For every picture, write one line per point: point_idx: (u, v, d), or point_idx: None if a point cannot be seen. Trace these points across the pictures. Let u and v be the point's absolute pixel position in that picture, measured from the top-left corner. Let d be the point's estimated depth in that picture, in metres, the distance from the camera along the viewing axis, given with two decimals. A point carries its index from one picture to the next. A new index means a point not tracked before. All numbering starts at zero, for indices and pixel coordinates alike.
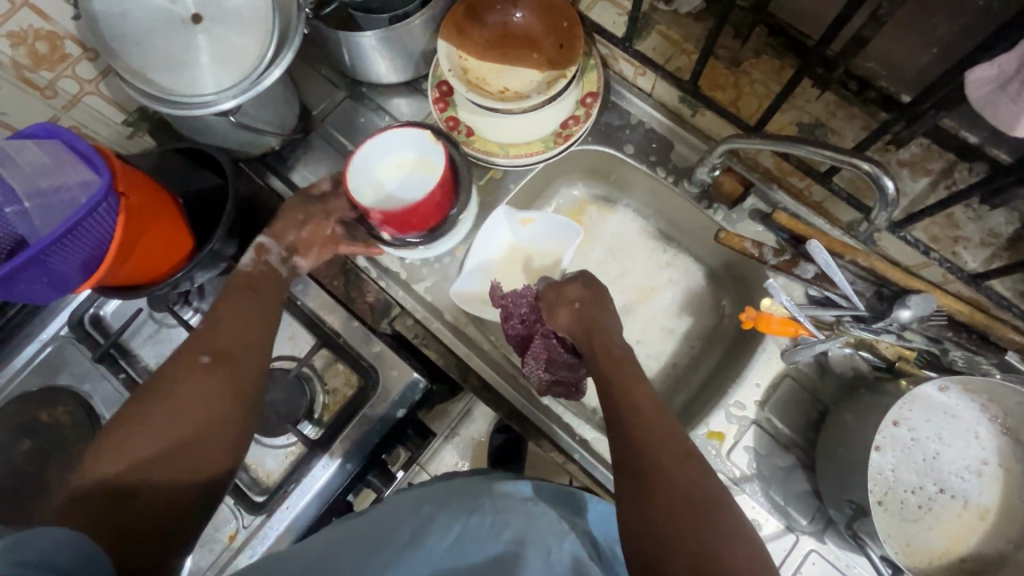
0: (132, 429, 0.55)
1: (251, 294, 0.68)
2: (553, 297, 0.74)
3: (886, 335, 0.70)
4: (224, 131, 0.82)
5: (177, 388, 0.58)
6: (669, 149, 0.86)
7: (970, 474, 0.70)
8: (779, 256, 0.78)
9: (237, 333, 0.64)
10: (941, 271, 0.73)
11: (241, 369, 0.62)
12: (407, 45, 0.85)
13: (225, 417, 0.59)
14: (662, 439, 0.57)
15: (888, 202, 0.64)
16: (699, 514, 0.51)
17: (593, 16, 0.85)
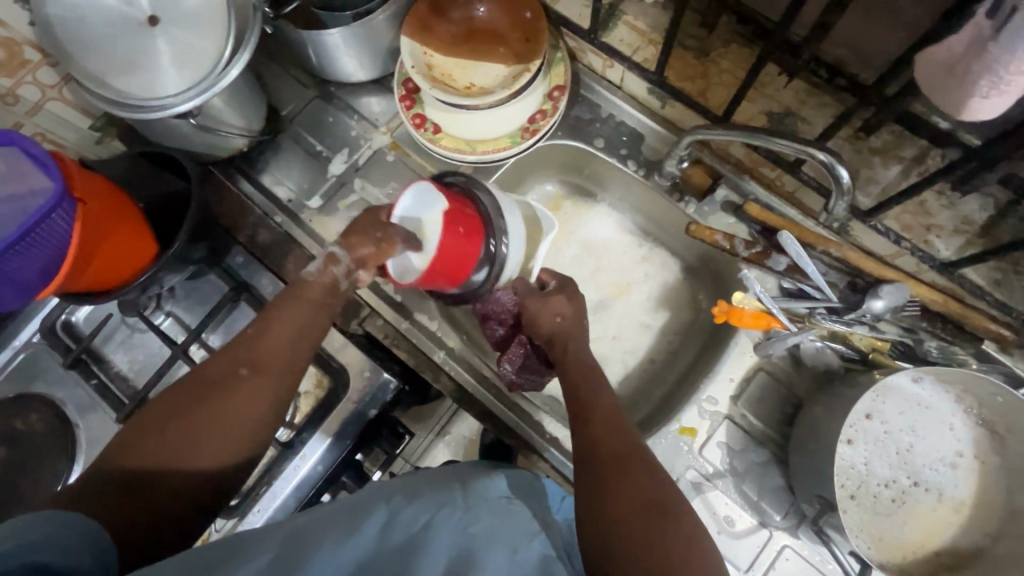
0: (157, 429, 0.55)
1: (298, 302, 0.65)
2: (535, 308, 0.69)
3: (858, 327, 0.70)
4: (187, 134, 0.81)
5: (205, 398, 0.57)
6: (639, 142, 0.85)
7: (945, 467, 0.68)
8: (750, 248, 0.76)
9: (274, 345, 0.62)
10: (914, 260, 0.72)
11: (272, 389, 0.60)
12: (372, 43, 0.84)
13: (243, 430, 0.58)
14: (628, 447, 0.58)
15: (843, 191, 0.63)
16: (662, 522, 0.51)
17: (559, 8, 0.84)
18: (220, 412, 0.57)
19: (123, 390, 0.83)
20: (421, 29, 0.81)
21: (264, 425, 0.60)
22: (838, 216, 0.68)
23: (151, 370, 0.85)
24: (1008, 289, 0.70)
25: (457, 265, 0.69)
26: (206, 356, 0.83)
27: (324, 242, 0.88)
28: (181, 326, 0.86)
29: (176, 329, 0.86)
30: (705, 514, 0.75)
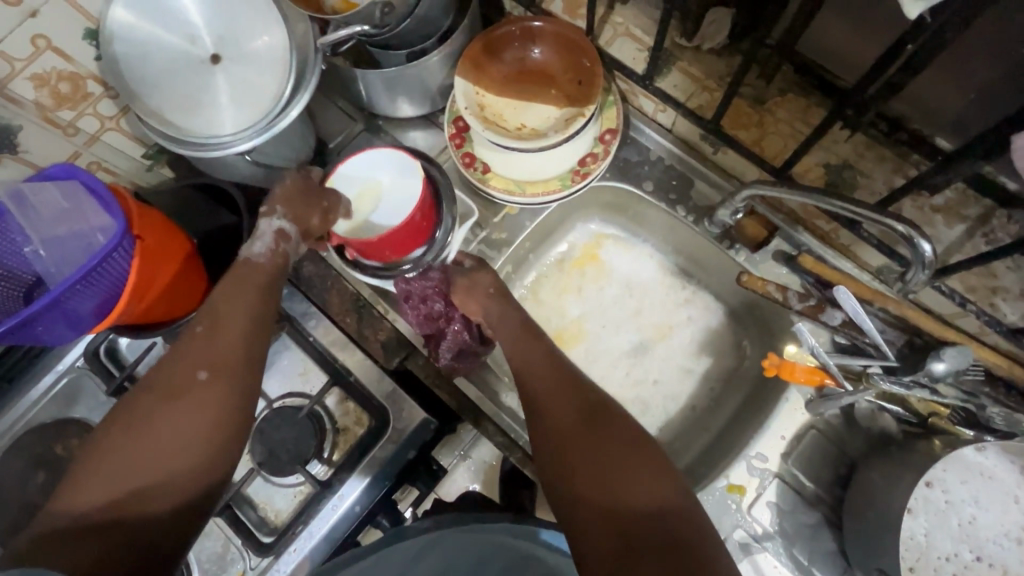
0: (113, 451, 0.55)
1: (241, 291, 0.66)
2: (470, 283, 0.78)
3: (918, 390, 0.65)
4: (243, 170, 0.79)
5: (159, 409, 0.57)
6: (689, 186, 0.83)
7: (1006, 543, 0.64)
8: (804, 301, 0.72)
9: (223, 339, 0.62)
10: (977, 322, 0.68)
11: (232, 377, 0.61)
12: (423, 82, 0.84)
13: (204, 424, 0.58)
14: (557, 381, 0.68)
15: (926, 264, 0.62)
16: (585, 435, 0.61)
17: (612, 52, 0.83)
18: (178, 413, 0.57)
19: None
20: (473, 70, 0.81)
21: (230, 417, 0.59)
22: (914, 287, 0.66)
23: None
24: None
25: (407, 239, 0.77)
26: None
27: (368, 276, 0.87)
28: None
29: None
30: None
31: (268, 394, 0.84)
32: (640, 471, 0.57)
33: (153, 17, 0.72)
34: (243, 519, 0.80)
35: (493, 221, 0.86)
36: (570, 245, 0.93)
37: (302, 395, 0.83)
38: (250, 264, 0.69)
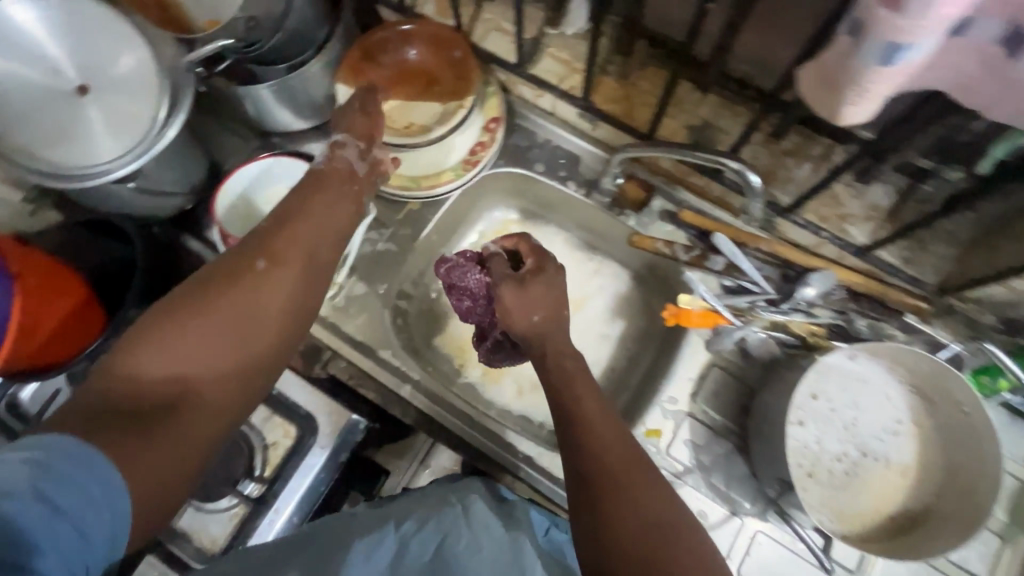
0: (200, 320, 0.58)
1: (322, 195, 0.69)
2: (512, 302, 0.63)
3: (795, 315, 0.71)
4: (127, 198, 0.76)
5: (229, 287, 0.61)
6: (577, 163, 0.88)
7: (888, 435, 0.70)
8: (689, 252, 0.78)
9: (296, 238, 0.65)
10: (836, 248, 0.73)
11: (289, 283, 0.64)
12: (309, 91, 0.85)
13: (240, 340, 0.59)
14: (610, 427, 0.56)
15: (758, 193, 0.68)
16: (627, 501, 0.51)
17: (486, 46, 0.87)
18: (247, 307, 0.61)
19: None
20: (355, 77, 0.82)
21: (289, 316, 0.64)
22: (756, 215, 0.73)
23: None
24: (916, 266, 0.70)
25: None
26: None
27: None
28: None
29: None
30: None
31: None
32: (681, 548, 0.49)
33: (12, 55, 0.70)
34: (179, 554, 0.72)
35: (396, 219, 0.85)
36: (480, 234, 0.93)
37: None
38: (316, 179, 0.71)
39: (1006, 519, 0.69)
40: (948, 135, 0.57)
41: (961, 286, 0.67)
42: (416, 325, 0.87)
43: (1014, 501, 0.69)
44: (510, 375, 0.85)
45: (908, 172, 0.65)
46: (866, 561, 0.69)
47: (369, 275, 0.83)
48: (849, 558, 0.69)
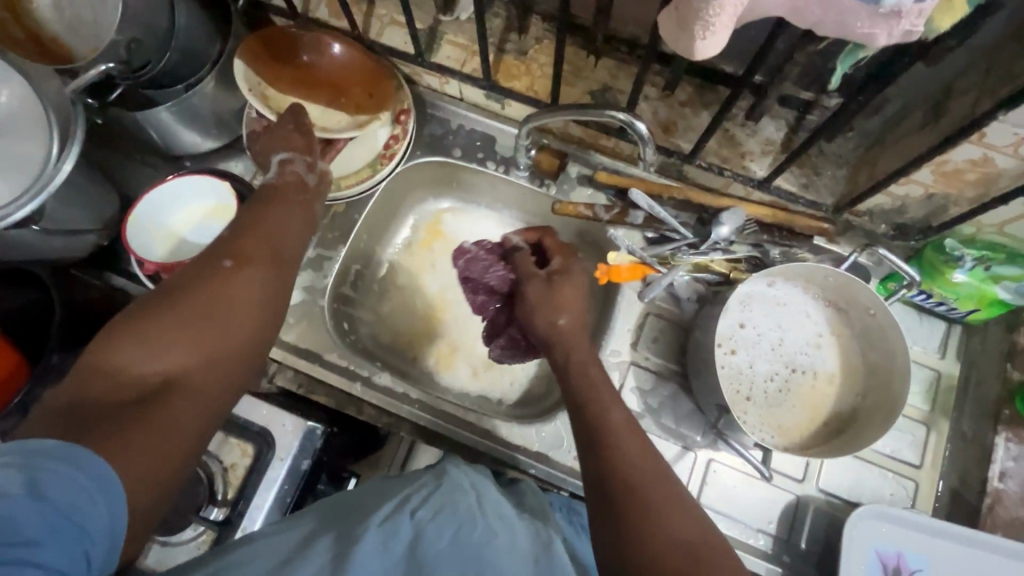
0: (168, 320, 0.53)
1: (288, 205, 0.70)
2: (540, 299, 0.71)
3: (714, 254, 0.75)
4: (31, 243, 0.72)
5: (201, 284, 0.56)
6: (493, 143, 0.90)
7: (811, 348, 0.75)
8: (610, 211, 0.82)
9: (264, 242, 0.63)
10: (740, 186, 0.77)
11: (256, 279, 0.60)
12: (211, 109, 0.82)
13: (217, 329, 0.55)
14: (640, 448, 0.54)
15: (645, 142, 0.69)
16: (659, 527, 0.48)
17: (384, 41, 0.86)
18: (220, 300, 0.56)
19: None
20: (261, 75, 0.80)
21: (265, 311, 0.59)
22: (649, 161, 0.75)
23: None
24: (814, 190, 0.75)
25: None
26: None
27: None
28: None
29: None
30: None
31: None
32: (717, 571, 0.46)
33: None
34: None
35: (323, 222, 0.86)
36: (413, 229, 0.95)
37: None
38: (274, 202, 0.69)
39: (926, 407, 0.75)
40: (812, 63, 0.67)
41: (852, 201, 0.70)
42: (364, 325, 0.89)
43: (930, 388, 0.75)
44: (463, 356, 0.89)
45: (792, 104, 0.74)
46: (811, 468, 0.74)
47: (309, 284, 0.83)
48: (796, 469, 0.74)
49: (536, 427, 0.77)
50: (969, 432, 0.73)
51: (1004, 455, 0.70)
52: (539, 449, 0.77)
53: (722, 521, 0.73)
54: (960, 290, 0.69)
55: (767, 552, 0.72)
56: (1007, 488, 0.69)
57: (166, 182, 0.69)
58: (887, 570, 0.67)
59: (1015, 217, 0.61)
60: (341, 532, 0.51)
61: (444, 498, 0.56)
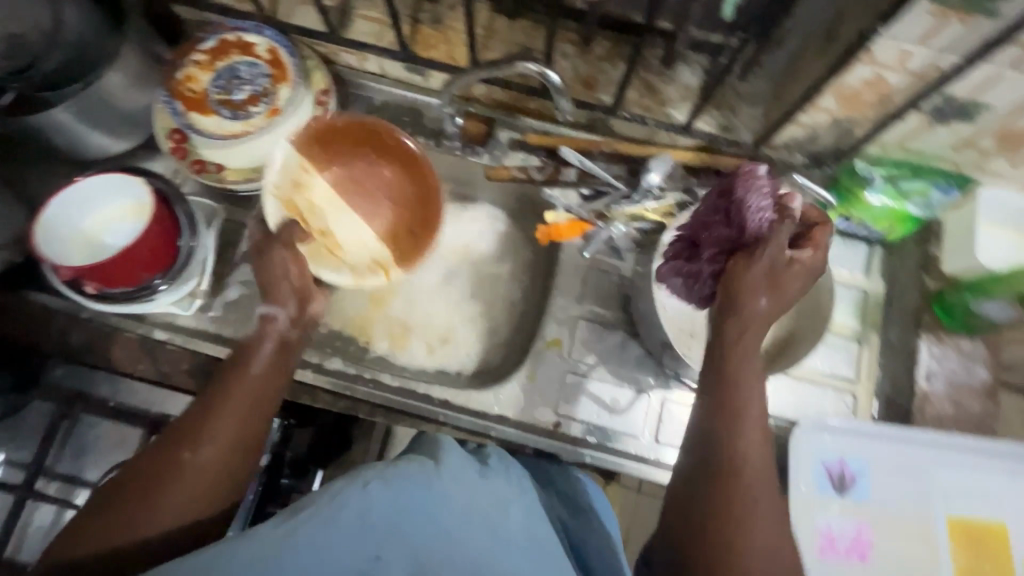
0: (132, 487, 0.55)
1: (261, 358, 0.63)
2: (756, 280, 0.58)
3: (647, 201, 0.76)
4: None
5: (169, 455, 0.56)
6: (420, 116, 0.86)
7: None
8: (544, 171, 0.81)
9: (239, 396, 0.60)
10: (665, 133, 0.79)
11: (222, 449, 0.57)
12: (115, 107, 0.77)
13: (177, 497, 0.54)
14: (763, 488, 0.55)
15: (563, 93, 0.69)
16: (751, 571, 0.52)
17: (294, 21, 0.83)
18: (180, 463, 0.56)
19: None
20: (189, 104, 0.77)
21: (229, 475, 0.58)
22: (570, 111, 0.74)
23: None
24: (735, 130, 0.77)
25: (136, 267, 0.65)
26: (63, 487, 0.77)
27: (142, 318, 0.74)
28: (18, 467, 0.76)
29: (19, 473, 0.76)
30: (593, 406, 0.76)
31: (90, 479, 0.76)
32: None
33: None
34: None
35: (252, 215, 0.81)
36: None
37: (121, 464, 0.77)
38: (249, 344, 0.64)
39: (856, 323, 0.77)
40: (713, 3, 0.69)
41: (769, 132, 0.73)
42: None
43: (858, 306, 0.78)
44: (416, 335, 0.85)
45: (705, 49, 0.75)
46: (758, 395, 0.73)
47: (246, 278, 0.77)
48: None
49: (493, 392, 0.77)
50: (897, 341, 0.76)
51: (928, 357, 0.73)
52: (499, 412, 0.76)
53: None
54: (874, 211, 0.73)
55: None
56: (934, 389, 0.73)
57: (73, 184, 0.65)
58: (835, 479, 0.69)
59: (915, 130, 0.65)
60: (288, 509, 0.51)
61: (400, 469, 0.55)
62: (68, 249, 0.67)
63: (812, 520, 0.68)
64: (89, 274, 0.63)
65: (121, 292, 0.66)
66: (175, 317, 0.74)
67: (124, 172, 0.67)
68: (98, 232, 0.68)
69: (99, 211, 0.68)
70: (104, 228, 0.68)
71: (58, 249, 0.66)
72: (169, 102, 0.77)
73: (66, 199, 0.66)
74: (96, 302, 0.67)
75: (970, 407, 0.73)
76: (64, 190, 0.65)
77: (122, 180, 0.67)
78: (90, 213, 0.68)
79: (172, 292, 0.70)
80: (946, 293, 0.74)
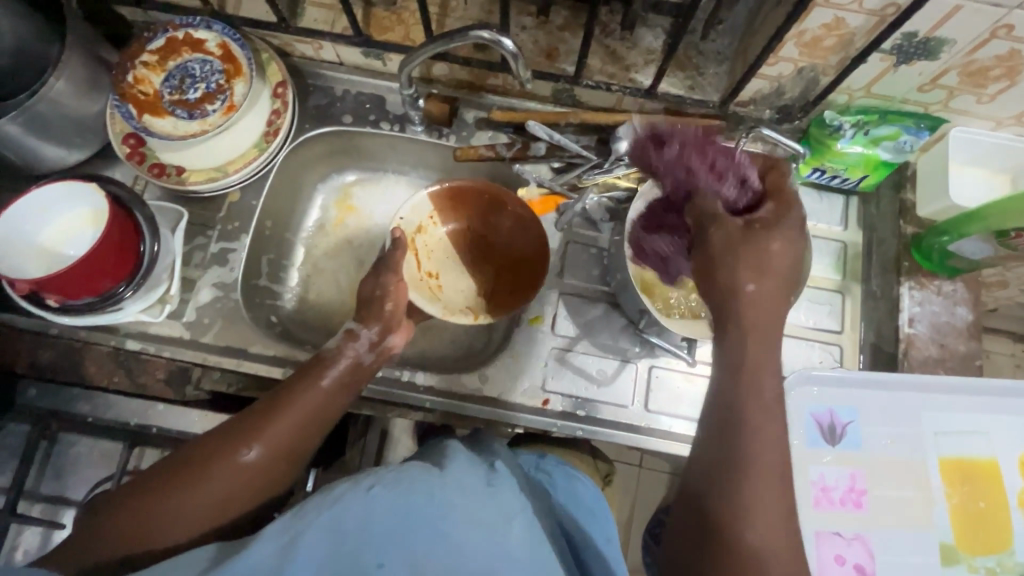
0: (189, 453, 0.58)
1: (335, 369, 0.65)
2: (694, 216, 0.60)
3: (618, 168, 0.75)
4: None
5: (229, 433, 0.60)
6: (383, 103, 0.84)
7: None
8: (512, 147, 0.79)
9: (305, 406, 0.62)
10: (631, 98, 0.76)
11: (270, 448, 0.59)
12: (65, 117, 0.74)
13: (217, 474, 0.57)
14: (772, 440, 0.51)
15: (519, 59, 0.67)
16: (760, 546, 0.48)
17: (244, 14, 0.79)
18: (229, 444, 0.59)
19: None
20: (141, 106, 0.74)
21: (266, 474, 0.59)
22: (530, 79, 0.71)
23: None
24: (701, 90, 0.76)
25: (96, 275, 0.63)
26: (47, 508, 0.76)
27: (111, 330, 0.72)
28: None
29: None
30: (579, 379, 0.75)
31: (74, 498, 0.76)
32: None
33: None
34: None
35: (218, 216, 0.79)
36: (323, 208, 0.89)
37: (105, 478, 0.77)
38: (323, 360, 0.66)
39: (836, 275, 0.77)
40: None
41: (733, 90, 0.71)
42: (289, 314, 0.84)
43: (839, 258, 0.77)
44: None
45: (664, 11, 0.74)
46: None
47: (219, 280, 0.76)
48: None
49: (478, 373, 0.76)
50: (878, 289, 0.76)
51: (909, 301, 0.74)
52: (486, 393, 0.75)
53: (677, 422, 0.74)
54: (847, 159, 0.72)
55: None
56: (917, 332, 0.73)
57: (27, 193, 0.63)
58: (826, 430, 0.69)
59: (878, 73, 0.65)
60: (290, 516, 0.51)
61: (403, 473, 0.55)
62: (22, 261, 0.65)
63: (806, 470, 0.68)
64: (45, 286, 0.61)
65: (84, 303, 0.65)
66: (147, 326, 0.73)
67: (81, 180, 0.65)
68: (53, 244, 0.66)
69: (54, 221, 0.66)
70: (59, 239, 0.66)
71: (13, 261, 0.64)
72: (119, 105, 0.74)
73: (20, 209, 0.64)
74: (61, 315, 0.65)
75: (953, 346, 0.74)
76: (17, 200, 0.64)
77: (79, 188, 0.65)
78: (46, 223, 0.66)
79: (140, 298, 0.69)
80: (922, 238, 0.74)
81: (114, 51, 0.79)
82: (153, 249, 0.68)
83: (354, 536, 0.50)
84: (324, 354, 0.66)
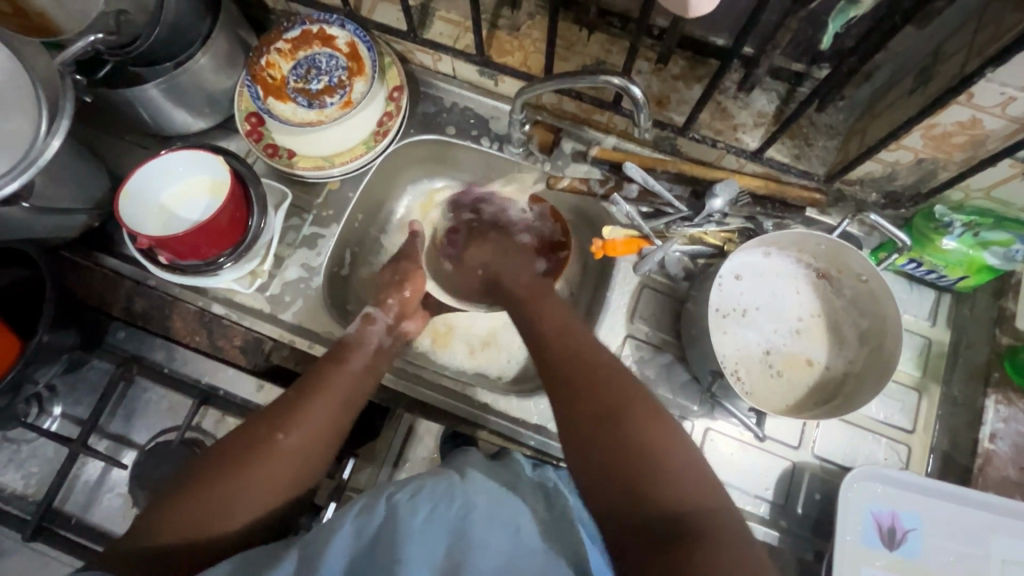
0: (235, 436, 0.62)
1: (354, 355, 0.71)
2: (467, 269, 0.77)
3: (708, 227, 0.74)
4: (19, 223, 0.67)
5: (269, 415, 0.64)
6: (487, 121, 0.86)
7: (794, 333, 0.74)
8: (605, 185, 0.80)
9: (337, 391, 0.67)
10: (733, 157, 0.76)
11: (307, 431, 0.63)
12: (202, 88, 0.79)
13: (259, 454, 0.60)
14: (618, 376, 0.59)
15: (642, 107, 0.67)
16: (687, 487, 0.51)
17: (376, 18, 0.82)
18: (268, 426, 0.62)
19: (22, 510, 0.77)
20: (268, 90, 0.79)
21: (309, 454, 0.63)
22: (647, 128, 0.72)
23: (48, 476, 0.79)
24: (808, 160, 0.75)
25: (207, 242, 0.67)
26: (110, 445, 0.81)
27: (202, 292, 0.77)
28: (71, 421, 0.81)
29: (69, 426, 0.81)
30: None
31: (137, 441, 0.81)
32: (727, 524, 0.49)
33: None
34: None
35: (316, 202, 0.83)
36: (407, 208, 0.93)
37: (167, 429, 0.81)
38: (347, 344, 0.71)
39: (916, 373, 0.74)
40: (801, 34, 0.68)
41: (844, 168, 0.70)
42: (361, 305, 0.86)
43: (921, 356, 0.75)
44: (460, 336, 0.87)
45: (782, 77, 0.74)
46: (807, 433, 0.73)
47: (306, 261, 0.80)
48: (791, 436, 0.73)
49: (534, 400, 0.77)
50: (959, 396, 0.73)
51: (994, 416, 0.70)
52: (538, 421, 0.77)
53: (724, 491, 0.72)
54: (949, 256, 0.69)
55: (764, 518, 0.70)
56: (997, 449, 0.69)
57: (160, 158, 0.68)
58: (883, 532, 0.67)
59: (1002, 178, 0.63)
60: (316, 535, 0.53)
61: (424, 482, 0.58)
62: (140, 216, 0.69)
63: (856, 569, 0.66)
64: (161, 245, 0.65)
65: (190, 265, 0.69)
66: (234, 294, 0.77)
67: (213, 151, 0.70)
68: (171, 207, 0.71)
69: (180, 186, 0.71)
70: (178, 203, 0.71)
71: (136, 214, 0.69)
72: (249, 85, 0.79)
73: (154, 168, 0.69)
74: (168, 272, 0.70)
75: None
76: (155, 157, 0.68)
77: (208, 160, 0.70)
78: (172, 189, 0.71)
79: (236, 270, 0.73)
80: (1018, 351, 0.69)
81: (252, 33, 0.84)
82: (259, 226, 0.72)
83: (376, 544, 0.53)
84: (347, 338, 0.72)
